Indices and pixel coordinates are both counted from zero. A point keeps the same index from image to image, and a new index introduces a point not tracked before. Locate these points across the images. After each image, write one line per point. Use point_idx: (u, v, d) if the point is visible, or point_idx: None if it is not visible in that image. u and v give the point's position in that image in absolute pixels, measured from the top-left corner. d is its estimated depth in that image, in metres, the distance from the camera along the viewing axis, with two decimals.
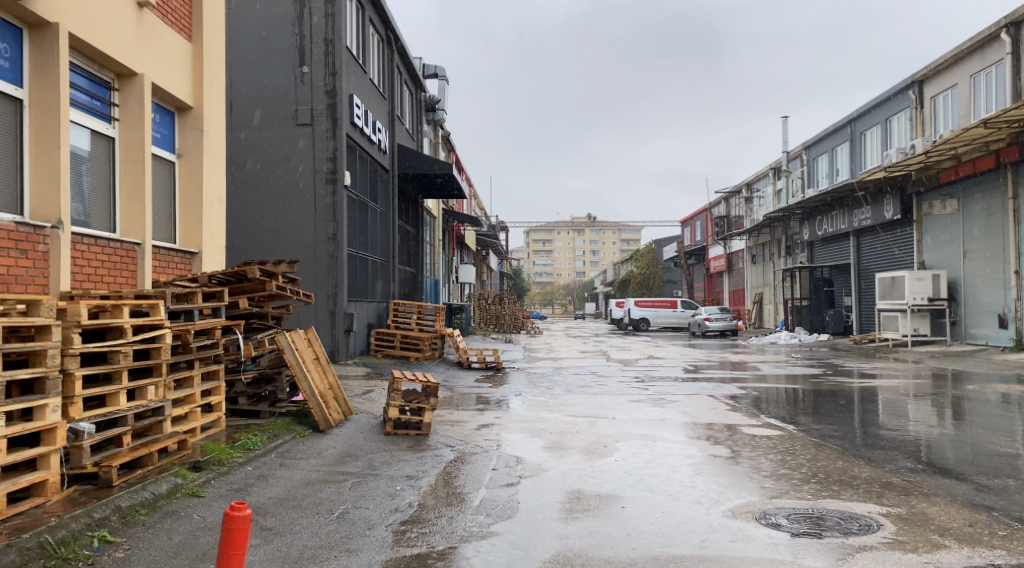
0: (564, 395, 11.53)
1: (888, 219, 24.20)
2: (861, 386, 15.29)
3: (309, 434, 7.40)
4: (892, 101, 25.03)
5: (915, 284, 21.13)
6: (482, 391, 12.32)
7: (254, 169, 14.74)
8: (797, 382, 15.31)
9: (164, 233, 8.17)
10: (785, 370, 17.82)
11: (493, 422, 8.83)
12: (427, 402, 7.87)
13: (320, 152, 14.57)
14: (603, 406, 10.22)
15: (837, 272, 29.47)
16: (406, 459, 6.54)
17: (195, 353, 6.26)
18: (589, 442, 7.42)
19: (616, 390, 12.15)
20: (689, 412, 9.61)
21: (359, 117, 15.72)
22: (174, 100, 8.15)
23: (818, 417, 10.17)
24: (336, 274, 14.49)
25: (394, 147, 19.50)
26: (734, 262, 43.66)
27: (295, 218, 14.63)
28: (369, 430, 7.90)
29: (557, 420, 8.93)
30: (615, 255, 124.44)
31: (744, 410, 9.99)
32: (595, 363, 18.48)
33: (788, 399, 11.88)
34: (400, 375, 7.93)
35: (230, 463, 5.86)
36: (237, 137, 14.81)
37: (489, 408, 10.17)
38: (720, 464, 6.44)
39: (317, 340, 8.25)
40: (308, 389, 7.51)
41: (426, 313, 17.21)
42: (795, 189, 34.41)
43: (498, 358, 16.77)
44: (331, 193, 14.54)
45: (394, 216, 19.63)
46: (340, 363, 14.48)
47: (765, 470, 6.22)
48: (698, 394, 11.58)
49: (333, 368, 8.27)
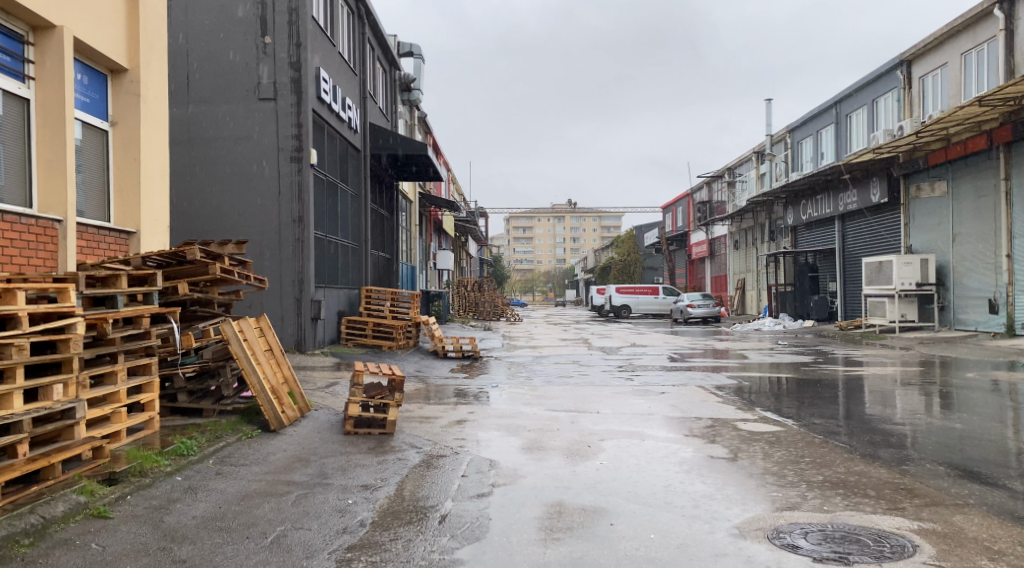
0: (544, 386, 10.82)
1: (874, 202, 23.69)
2: (852, 374, 14.76)
3: (257, 435, 6.57)
4: (878, 82, 24.51)
5: (904, 269, 20.64)
6: (457, 382, 11.57)
7: (212, 146, 13.79)
8: (786, 370, 14.75)
9: (94, 209, 7.28)
10: (773, 357, 17.26)
11: (466, 418, 8.07)
12: (392, 397, 7.08)
13: (285, 128, 13.67)
14: (587, 398, 9.50)
15: (821, 257, 29.06)
16: (365, 464, 5.76)
17: (119, 345, 5.43)
18: (572, 442, 6.69)
19: (600, 381, 11.44)
20: (679, 405, 8.93)
21: (326, 92, 14.82)
22: (106, 59, 7.25)
23: (817, 409, 9.52)
24: (302, 260, 13.63)
25: (366, 126, 18.60)
26: (716, 248, 43.19)
27: (258, 198, 13.72)
28: (328, 429, 7.10)
29: (537, 416, 8.18)
30: (595, 242, 124.03)
31: (737, 402, 9.33)
32: (576, 351, 17.79)
33: (780, 388, 11.28)
34: (361, 368, 7.13)
35: (155, 472, 5.05)
36: (194, 112, 13.81)
37: (465, 401, 9.41)
38: (720, 468, 5.73)
39: (269, 330, 7.46)
40: (257, 383, 6.72)
41: (400, 300, 16.37)
42: (779, 173, 33.93)
43: (475, 346, 16.01)
44: (297, 172, 13.66)
45: (367, 199, 18.76)
46: (307, 353, 13.63)
47: (771, 474, 5.52)
48: (686, 385, 10.91)
49: (288, 360, 7.51)
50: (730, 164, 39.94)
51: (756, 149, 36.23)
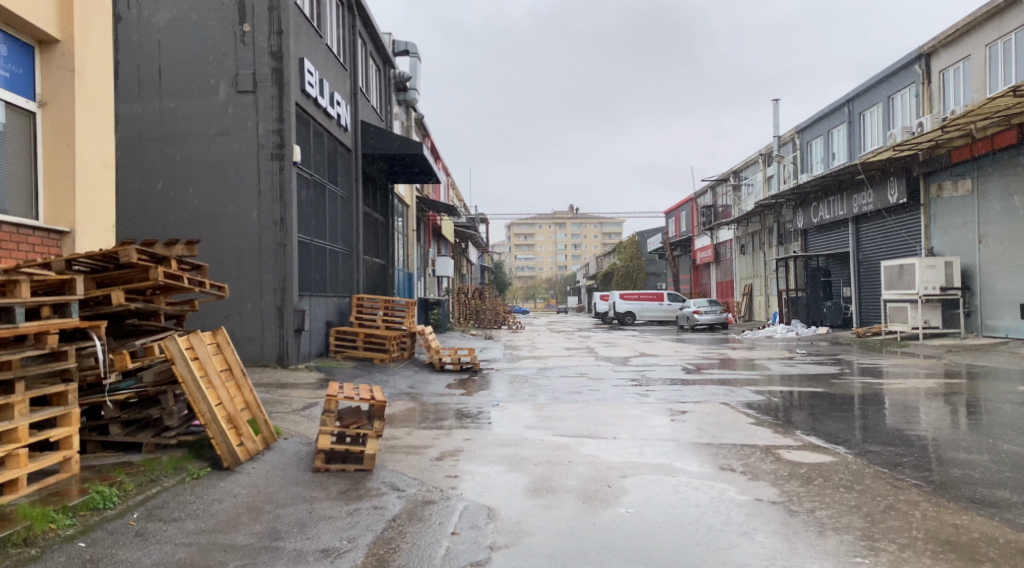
0: (550, 404, 9.67)
1: (892, 203, 22.57)
2: (880, 385, 13.66)
3: (205, 476, 5.39)
4: (894, 77, 23.45)
5: (927, 272, 19.53)
6: (453, 400, 10.43)
7: (186, 143, 12.62)
8: (809, 382, 13.62)
9: (16, 204, 6.15)
10: (795, 367, 16.07)
11: (462, 447, 6.91)
12: (371, 427, 5.93)
13: (264, 123, 12.58)
14: (599, 419, 8.35)
15: (834, 261, 27.96)
16: (332, 517, 4.62)
17: (16, 372, 4.31)
18: (588, 480, 5.55)
19: (612, 397, 10.27)
20: (706, 428, 7.76)
21: (312, 85, 13.75)
22: (31, 27, 6.15)
23: (863, 426, 8.37)
24: (285, 266, 12.52)
25: (357, 123, 17.48)
26: (722, 253, 42.12)
27: (235, 199, 12.59)
28: (295, 465, 5.93)
29: (543, 444, 7.01)
30: (596, 249, 122.86)
31: (771, 423, 8.18)
32: (582, 362, 16.62)
33: (812, 403, 10.15)
34: (335, 393, 5.99)
35: (51, 537, 3.93)
36: (166, 106, 12.65)
37: (461, 424, 8.24)
38: (775, 529, 4.58)
39: (227, 346, 6.40)
40: (207, 411, 5.61)
41: (394, 308, 15.13)
42: (787, 174, 32.86)
43: (474, 358, 14.81)
44: (278, 170, 12.57)
45: (358, 202, 17.67)
46: (290, 367, 12.51)
47: (842, 540, 4.39)
48: (710, 402, 9.74)
49: (250, 382, 6.43)
50: (735, 167, 38.89)
51: (764, 151, 35.16)
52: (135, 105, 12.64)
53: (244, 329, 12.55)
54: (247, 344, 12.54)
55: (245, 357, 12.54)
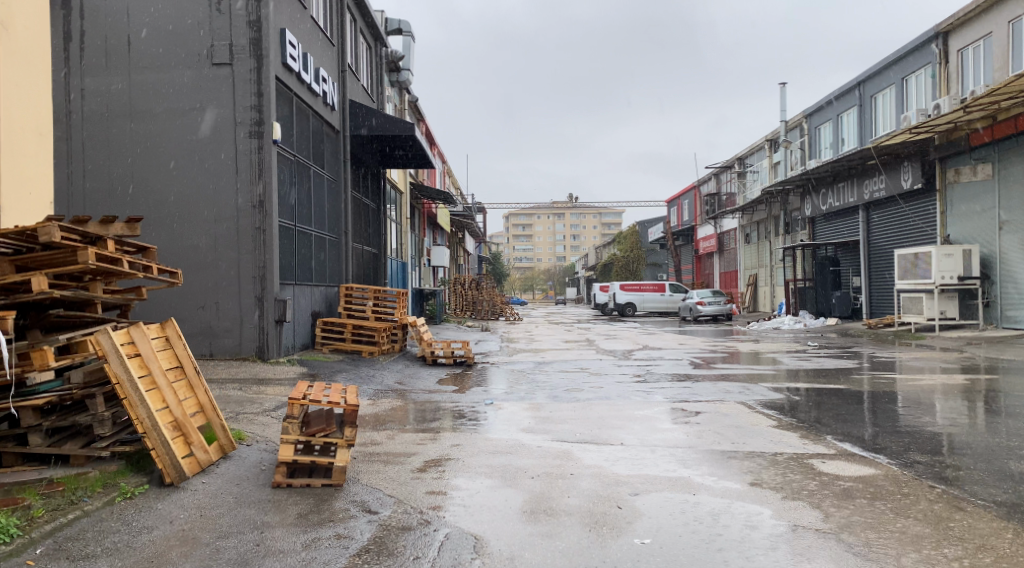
0: (550, 403, 8.84)
1: (906, 189, 21.74)
2: (900, 381, 12.79)
3: (141, 494, 4.54)
4: (908, 58, 22.53)
5: (943, 261, 18.67)
6: (444, 397, 9.58)
7: (158, 119, 11.74)
8: (826, 378, 12.77)
9: None
10: (809, 361, 15.24)
11: (450, 455, 6.06)
12: (342, 435, 5.08)
13: (242, 98, 11.75)
14: (605, 422, 7.51)
15: (843, 249, 27.11)
16: (285, 553, 3.78)
17: None
18: (595, 500, 4.73)
19: (618, 395, 9.45)
20: (726, 433, 6.89)
21: (295, 59, 12.88)
22: None
23: (898, 425, 7.53)
24: (264, 251, 11.70)
25: (345, 103, 16.60)
26: (726, 243, 41.23)
27: (212, 181, 11.73)
28: (252, 480, 5.08)
29: (541, 452, 6.15)
30: (595, 240, 121.94)
31: (796, 425, 7.32)
32: (584, 355, 15.78)
33: (835, 400, 9.30)
34: (299, 395, 5.14)
35: None
36: (137, 80, 11.75)
37: (452, 427, 7.41)
38: None
39: (178, 341, 5.60)
40: (143, 416, 4.78)
41: (384, 298, 14.34)
42: (794, 161, 31.96)
43: (469, 351, 13.98)
44: (257, 149, 11.73)
45: (348, 186, 16.82)
46: (271, 361, 11.68)
47: None
48: (726, 401, 8.90)
49: (204, 382, 5.61)
50: (740, 154, 37.96)
51: (770, 137, 34.24)
52: (102, 79, 11.72)
53: (221, 320, 11.72)
54: (225, 336, 11.72)
55: (223, 350, 11.72)
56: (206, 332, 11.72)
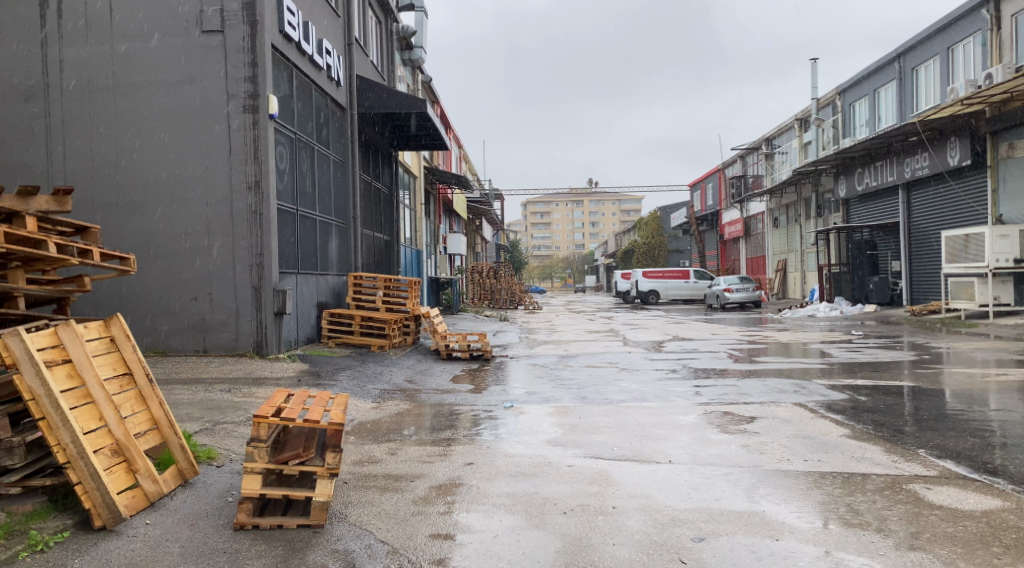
0: (578, 406, 7.72)
1: (952, 165, 20.27)
2: (964, 374, 11.49)
3: (59, 543, 3.58)
4: (956, 25, 20.95)
5: (997, 243, 17.25)
6: (458, 398, 8.49)
7: (143, 93, 10.71)
8: (882, 372, 11.51)
9: None
10: (856, 352, 13.98)
11: (462, 479, 4.97)
12: (321, 461, 4.00)
13: (235, 68, 10.68)
14: (646, 431, 6.38)
15: (880, 232, 25.62)
16: None
17: None
18: (646, 553, 3.61)
19: (656, 395, 8.31)
20: (793, 448, 5.72)
21: (294, 27, 11.79)
22: None
23: (993, 428, 6.32)
24: (261, 237, 10.65)
25: (352, 78, 15.48)
26: (752, 227, 39.77)
27: (203, 160, 10.69)
28: (210, 518, 4.04)
29: (572, 474, 5.04)
30: (615, 227, 120.40)
31: (875, 435, 6.15)
32: (611, 347, 14.63)
33: (906, 398, 8.09)
34: (268, 411, 4.07)
35: None
36: (119, 50, 10.70)
37: (465, 437, 6.31)
38: None
39: (125, 343, 4.56)
40: (65, 442, 3.76)
41: (395, 286, 13.25)
42: (825, 140, 30.43)
43: (485, 343, 12.88)
44: (252, 124, 10.66)
45: (356, 168, 15.75)
46: (269, 357, 10.67)
47: None
48: (781, 403, 7.73)
49: (158, 391, 4.56)
50: (767, 135, 36.44)
51: (799, 116, 32.73)
52: (82, 49, 10.70)
53: (216, 312, 10.71)
54: (220, 330, 10.72)
55: (218, 346, 10.72)
56: (199, 326, 10.73)
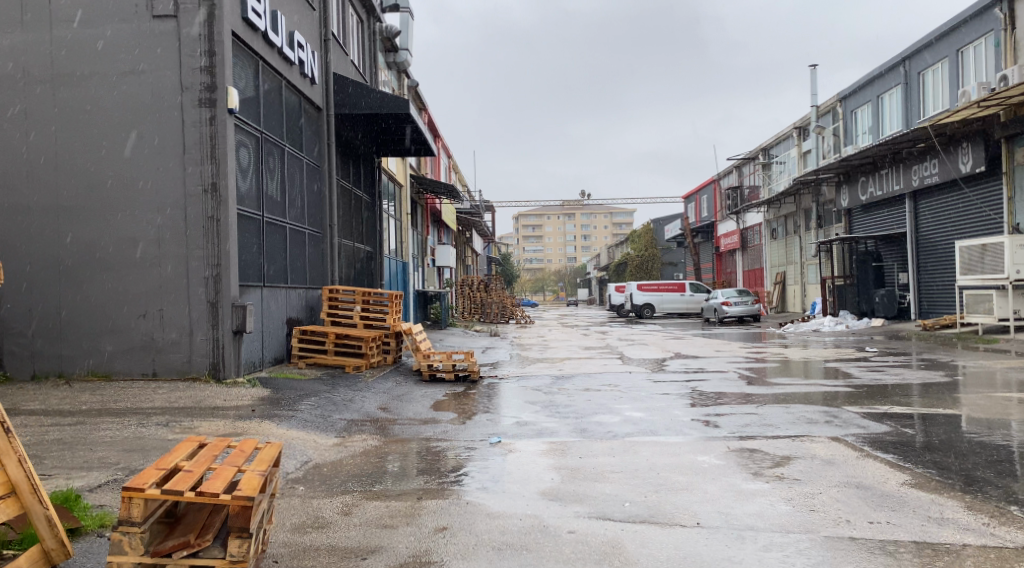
0: (578, 441, 6.54)
1: (964, 172, 19.29)
2: (1004, 396, 10.36)
3: None
4: (966, 27, 20.01)
5: (1018, 252, 16.22)
6: (437, 431, 7.31)
7: (86, 85, 9.55)
8: (913, 394, 10.37)
9: None
10: (875, 372, 12.86)
11: (431, 556, 3.78)
12: (225, 554, 2.85)
13: (190, 57, 9.52)
14: (663, 478, 5.20)
15: (885, 243, 24.65)
16: None
17: None
18: None
19: (668, 428, 7.15)
20: (850, 502, 4.55)
21: (258, 13, 10.63)
22: None
23: None
24: (218, 245, 9.46)
25: (328, 77, 14.33)
26: (749, 239, 38.81)
27: (152, 160, 9.51)
28: None
29: (575, 545, 3.87)
30: (607, 240, 119.54)
31: (946, 483, 4.98)
32: (609, 366, 13.47)
33: (958, 429, 6.93)
34: (153, 482, 2.90)
35: None
36: (58, 36, 9.55)
37: (439, 486, 5.12)
38: None
39: None
40: None
41: (375, 300, 12.10)
42: (826, 148, 29.52)
43: (471, 363, 11.69)
44: (207, 119, 9.49)
45: (333, 172, 14.57)
46: (226, 380, 9.47)
47: None
48: (818, 437, 6.58)
49: (17, 444, 3.29)
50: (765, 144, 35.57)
51: (798, 124, 31.91)
52: (17, 37, 9.57)
53: (167, 331, 9.50)
54: (171, 351, 9.51)
55: (169, 369, 9.50)
56: (148, 346, 9.51)
